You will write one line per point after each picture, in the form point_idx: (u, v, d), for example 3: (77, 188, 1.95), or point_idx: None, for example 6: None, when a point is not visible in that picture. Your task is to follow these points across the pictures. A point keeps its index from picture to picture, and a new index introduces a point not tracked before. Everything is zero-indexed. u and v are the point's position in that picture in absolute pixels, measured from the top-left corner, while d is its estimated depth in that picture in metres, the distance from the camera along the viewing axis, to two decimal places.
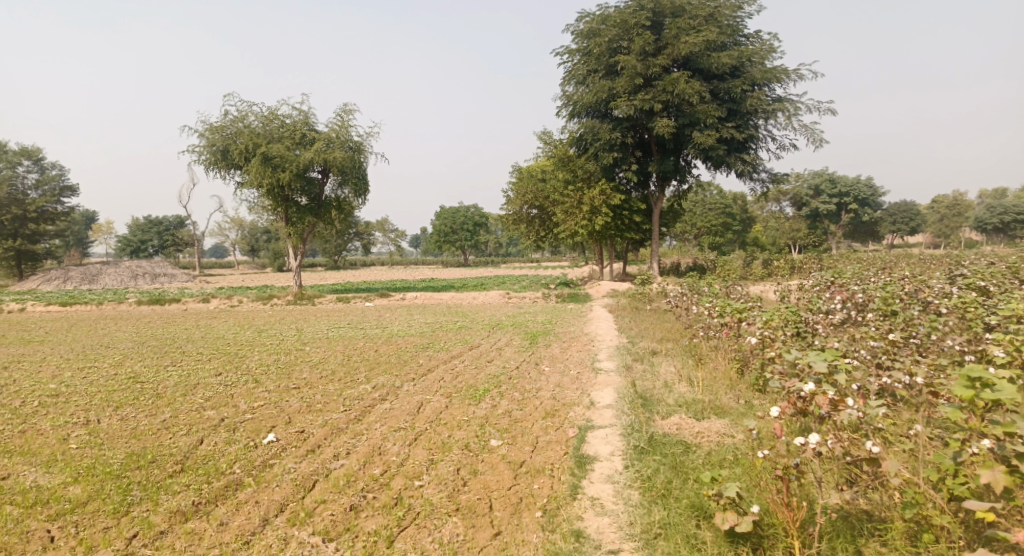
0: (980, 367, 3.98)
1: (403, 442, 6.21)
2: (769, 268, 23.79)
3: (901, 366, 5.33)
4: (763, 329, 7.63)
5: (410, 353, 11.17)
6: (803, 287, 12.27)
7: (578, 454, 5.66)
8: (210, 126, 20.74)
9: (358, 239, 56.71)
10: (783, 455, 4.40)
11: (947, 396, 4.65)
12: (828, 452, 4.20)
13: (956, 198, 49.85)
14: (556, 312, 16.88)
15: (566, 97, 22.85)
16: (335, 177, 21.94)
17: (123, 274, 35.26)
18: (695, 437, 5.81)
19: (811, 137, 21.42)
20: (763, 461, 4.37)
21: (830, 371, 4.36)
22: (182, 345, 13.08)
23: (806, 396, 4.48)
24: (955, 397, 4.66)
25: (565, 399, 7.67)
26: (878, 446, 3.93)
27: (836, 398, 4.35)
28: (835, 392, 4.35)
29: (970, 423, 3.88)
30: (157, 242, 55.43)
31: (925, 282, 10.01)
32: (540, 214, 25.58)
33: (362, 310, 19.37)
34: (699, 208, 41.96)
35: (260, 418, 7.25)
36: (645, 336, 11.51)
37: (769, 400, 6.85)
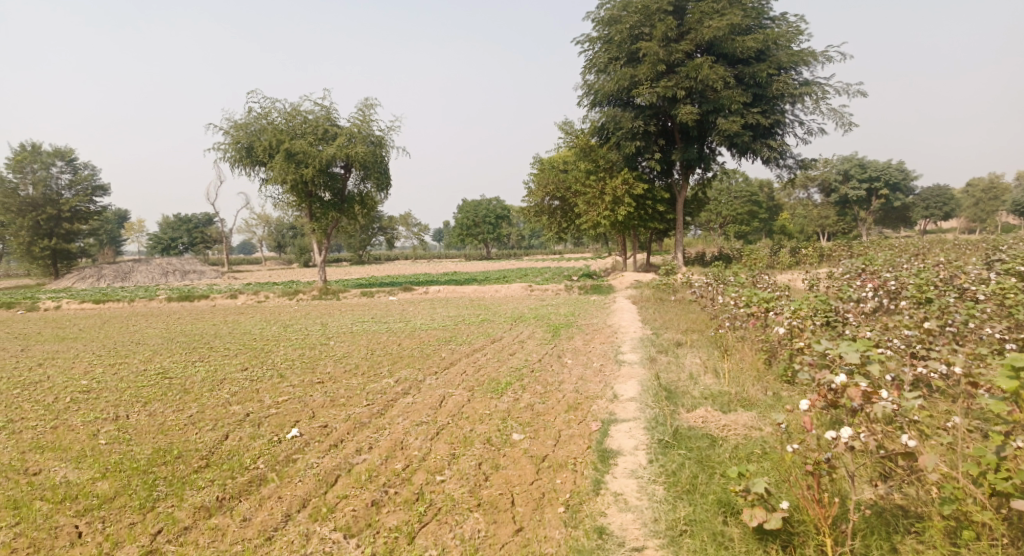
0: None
1: (425, 437, 6.18)
2: (797, 256, 23.37)
3: (937, 356, 5.14)
4: (791, 319, 7.45)
5: (433, 346, 11.16)
6: (832, 275, 12.01)
7: (602, 448, 5.57)
8: (234, 124, 20.94)
9: (382, 233, 57.07)
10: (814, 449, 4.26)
11: (987, 387, 4.47)
12: (861, 446, 4.05)
13: (992, 181, 48.48)
14: (579, 304, 16.75)
15: (587, 86, 22.61)
16: (358, 172, 22.02)
17: (153, 271, 35.91)
18: (721, 430, 5.68)
19: (840, 121, 20.93)
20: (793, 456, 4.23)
21: (863, 362, 4.19)
22: (210, 340, 13.25)
23: (837, 388, 4.33)
24: (995, 388, 4.48)
25: (588, 392, 7.58)
26: (914, 440, 3.77)
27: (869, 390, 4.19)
28: (868, 384, 4.19)
29: (1013, 416, 3.71)
30: (187, 239, 56.42)
31: (960, 267, 9.71)
32: (563, 205, 25.41)
33: (386, 304, 19.46)
34: (724, 196, 41.38)
35: (284, 412, 7.29)
36: (669, 327, 11.35)
37: (798, 391, 6.69)
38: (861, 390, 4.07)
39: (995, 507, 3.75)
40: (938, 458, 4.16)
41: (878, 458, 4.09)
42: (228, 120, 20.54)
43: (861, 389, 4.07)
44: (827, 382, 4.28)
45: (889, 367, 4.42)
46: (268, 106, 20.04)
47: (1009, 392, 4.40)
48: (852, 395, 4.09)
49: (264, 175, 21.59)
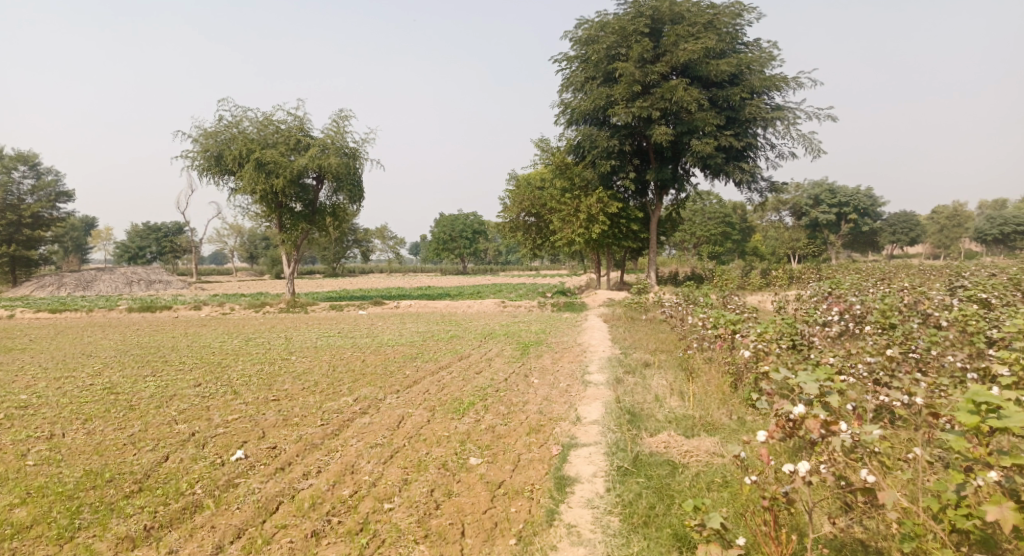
0: (987, 390, 3.68)
1: (378, 460, 5.92)
2: (767, 278, 23.55)
3: (900, 384, 5.03)
4: (756, 343, 7.34)
5: (398, 363, 10.89)
6: (801, 297, 12.01)
7: (559, 474, 5.36)
8: (204, 132, 20.54)
9: (357, 246, 56.55)
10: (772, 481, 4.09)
11: (948, 418, 4.36)
12: (820, 480, 3.88)
13: (956, 209, 49.78)
14: (551, 322, 16.58)
15: (564, 104, 22.62)
16: (330, 184, 21.68)
17: (117, 280, 34.96)
18: (683, 456, 5.52)
19: (811, 145, 21.21)
20: (750, 488, 4.04)
21: (821, 392, 4.03)
22: (166, 353, 12.81)
23: (797, 418, 4.16)
24: (957, 419, 4.36)
25: (551, 414, 7.38)
26: (874, 475, 3.62)
27: (829, 420, 4.03)
28: (829, 414, 4.04)
29: (975, 452, 3.58)
30: (155, 248, 55.29)
31: (925, 293, 9.76)
32: (537, 221, 25.31)
33: (355, 319, 19.10)
34: (698, 216, 41.78)
35: (232, 432, 6.98)
36: (638, 347, 11.22)
37: (762, 417, 6.56)
38: (820, 421, 3.90)
39: (956, 545, 3.62)
40: (900, 492, 4.01)
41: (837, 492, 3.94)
42: (197, 128, 20.14)
43: (820, 420, 3.91)
44: (785, 412, 4.11)
45: (847, 398, 4.27)
46: (238, 115, 19.69)
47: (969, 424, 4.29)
48: (811, 427, 3.92)
49: (233, 185, 21.16)
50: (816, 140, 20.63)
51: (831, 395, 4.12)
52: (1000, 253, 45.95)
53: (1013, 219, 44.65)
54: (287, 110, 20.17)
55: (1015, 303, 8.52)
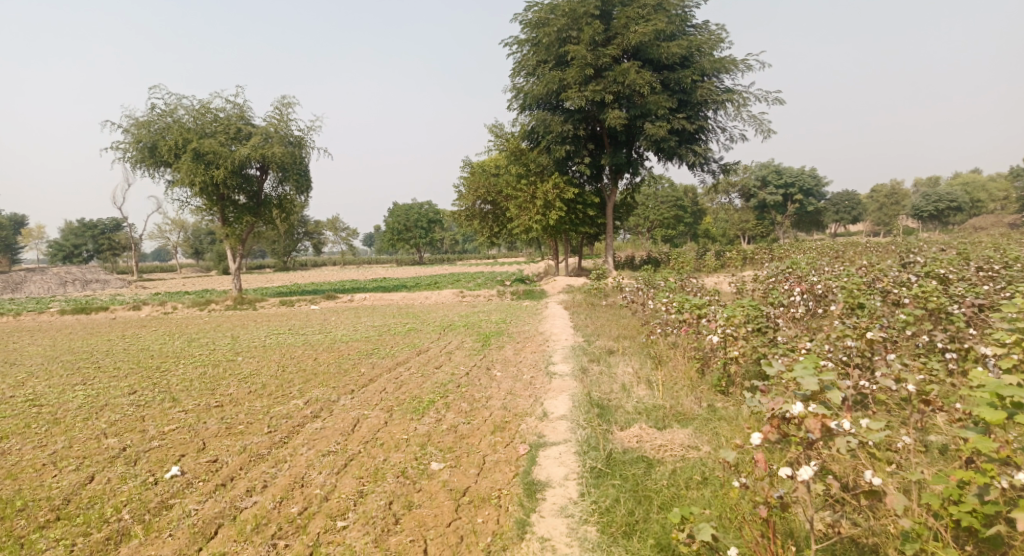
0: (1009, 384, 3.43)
1: (330, 470, 5.43)
2: (722, 259, 23.66)
3: (884, 369, 4.79)
4: (724, 327, 7.06)
5: (352, 361, 10.34)
6: (759, 277, 11.91)
7: (528, 479, 4.99)
8: (135, 122, 19.35)
9: (308, 239, 55.12)
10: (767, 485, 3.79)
11: (943, 405, 4.14)
12: (818, 483, 3.60)
13: (894, 187, 51.46)
14: (510, 310, 16.19)
15: (516, 88, 22.11)
16: (275, 174, 20.73)
17: (50, 281, 33.10)
18: (657, 451, 5.22)
19: (760, 127, 21.28)
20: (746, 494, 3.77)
21: (817, 387, 3.78)
22: (99, 359, 11.95)
23: (793, 417, 3.87)
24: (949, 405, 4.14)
25: (515, 409, 6.99)
26: (880, 478, 3.37)
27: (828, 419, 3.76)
28: (828, 412, 3.76)
29: (994, 451, 3.35)
30: (92, 246, 52.69)
31: (882, 269, 9.70)
32: (493, 209, 24.85)
33: (307, 314, 18.35)
34: (651, 200, 41.91)
35: (168, 445, 6.40)
36: (601, 334, 10.93)
37: (735, 405, 6.32)
38: (821, 420, 3.65)
39: (958, 543, 3.40)
40: (896, 487, 3.77)
41: (833, 493, 3.69)
42: (129, 117, 18.96)
43: (822, 419, 3.64)
44: (778, 410, 3.84)
45: (841, 388, 4.06)
46: (173, 103, 18.60)
47: (967, 412, 4.06)
48: (811, 427, 3.66)
49: (170, 177, 20.02)
50: (765, 122, 20.72)
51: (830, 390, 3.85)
52: (936, 229, 47.55)
53: (947, 196, 46.26)
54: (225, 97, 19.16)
55: (973, 277, 8.50)
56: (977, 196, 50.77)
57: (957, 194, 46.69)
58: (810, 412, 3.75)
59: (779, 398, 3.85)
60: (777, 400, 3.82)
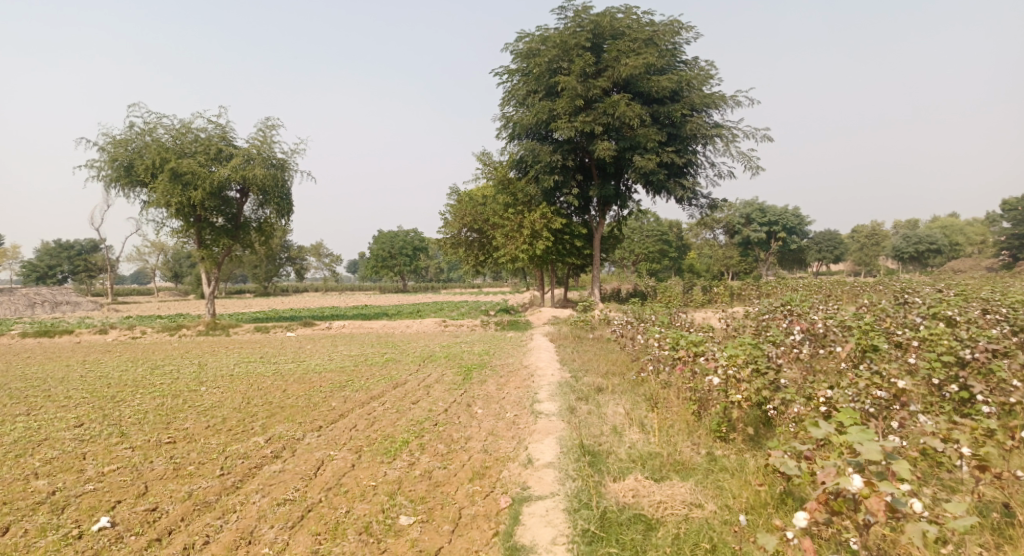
0: None
1: (283, 524, 4.75)
2: (709, 293, 23.24)
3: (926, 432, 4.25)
4: (726, 368, 6.45)
5: (323, 394, 9.66)
6: (752, 313, 11.38)
7: (509, 542, 4.39)
8: (112, 140, 18.75)
9: (290, 264, 54.27)
10: None
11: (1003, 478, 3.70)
12: None
13: (874, 228, 51.83)
14: (494, 342, 15.56)
15: (505, 118, 21.76)
16: (255, 196, 20.11)
17: (18, 302, 31.98)
18: (657, 509, 4.63)
19: (748, 163, 21.02)
20: None
21: (880, 458, 3.41)
22: (52, 386, 11.15)
23: (843, 494, 3.47)
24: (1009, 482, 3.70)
25: (497, 453, 6.34)
26: None
27: (889, 500, 3.40)
28: (889, 491, 3.40)
29: None
30: (67, 267, 51.65)
31: (884, 309, 9.21)
32: (479, 237, 24.34)
33: (282, 341, 17.58)
34: (636, 234, 41.71)
35: (105, 489, 5.69)
36: (589, 369, 10.32)
37: (736, 454, 5.76)
38: (884, 500, 3.33)
39: None
40: None
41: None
42: (105, 135, 18.35)
43: (884, 498, 3.36)
44: (831, 484, 3.46)
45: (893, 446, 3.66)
46: (151, 121, 18.02)
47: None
48: (872, 507, 3.37)
49: (146, 197, 19.36)
50: (754, 158, 20.44)
51: (890, 457, 3.52)
52: (916, 270, 47.84)
53: (926, 238, 46.58)
54: (206, 117, 18.60)
55: (981, 318, 8.02)
56: (956, 239, 51.28)
57: (937, 236, 47.06)
58: (868, 487, 3.43)
59: (831, 471, 3.51)
60: (830, 474, 3.48)
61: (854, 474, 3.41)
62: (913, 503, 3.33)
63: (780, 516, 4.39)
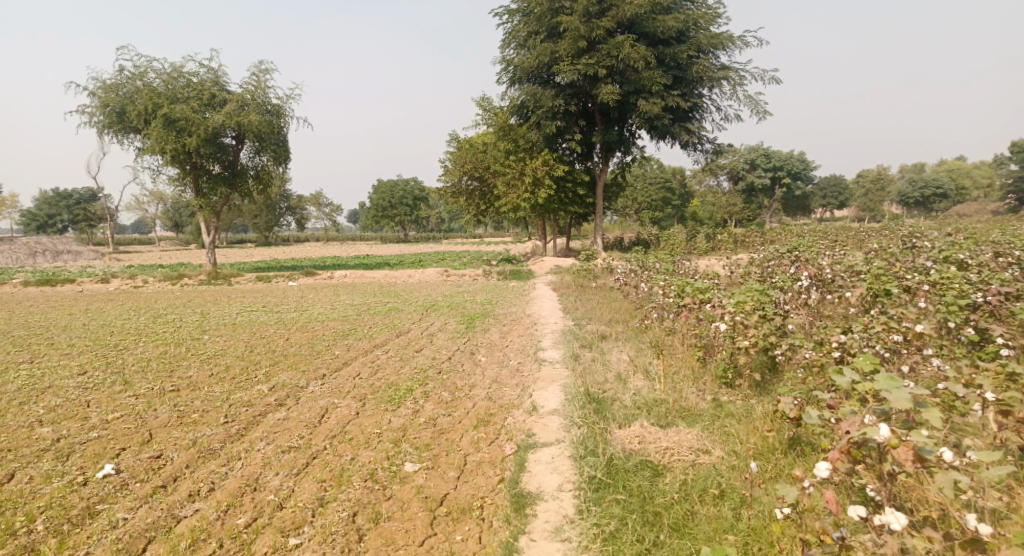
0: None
1: (289, 472, 4.73)
2: (713, 241, 23.02)
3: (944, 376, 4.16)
4: (733, 314, 6.34)
5: (326, 342, 9.63)
6: (758, 259, 11.22)
7: (515, 489, 4.37)
8: (103, 85, 18.31)
9: (290, 214, 53.96)
10: (828, 528, 3.32)
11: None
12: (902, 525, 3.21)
13: (879, 173, 51.21)
14: (496, 291, 15.49)
15: (505, 61, 21.15)
16: (252, 143, 19.74)
17: (19, 251, 31.89)
18: (663, 455, 4.60)
19: (755, 106, 20.50)
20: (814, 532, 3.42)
21: (910, 406, 3.33)
22: (55, 335, 11.15)
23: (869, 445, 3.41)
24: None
25: (501, 401, 6.31)
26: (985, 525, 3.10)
27: (916, 449, 3.33)
28: (918, 439, 3.32)
29: None
30: (67, 217, 51.43)
31: (894, 253, 9.05)
32: (480, 185, 24.02)
33: (284, 290, 17.54)
34: (639, 181, 41.22)
35: (109, 437, 5.67)
36: (592, 317, 10.26)
37: (743, 401, 5.71)
38: (912, 449, 3.29)
39: None
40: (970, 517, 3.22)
41: (891, 535, 3.23)
42: (95, 79, 17.90)
43: (913, 448, 3.29)
44: (857, 435, 3.41)
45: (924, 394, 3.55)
46: (141, 65, 17.54)
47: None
48: (900, 457, 3.30)
49: (141, 144, 19.02)
50: (760, 101, 19.92)
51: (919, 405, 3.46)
52: (921, 215, 47.42)
53: (932, 183, 46.00)
54: (198, 60, 18.09)
55: (993, 262, 7.87)
56: (962, 183, 50.61)
57: (942, 180, 46.52)
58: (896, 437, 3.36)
59: (857, 421, 3.44)
60: (856, 423, 3.42)
61: (881, 424, 3.36)
62: (943, 451, 3.28)
63: (789, 462, 4.34)
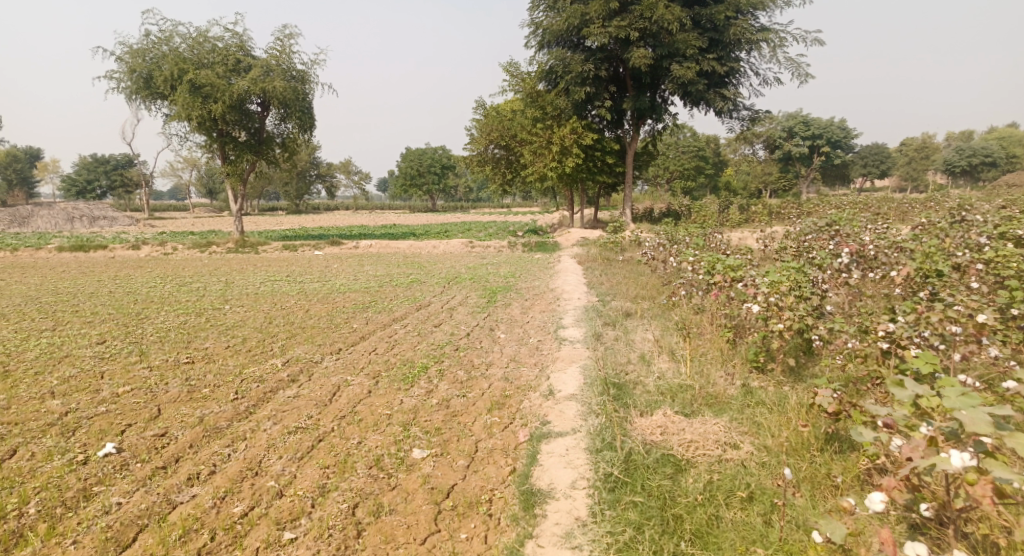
0: None
1: (292, 456, 4.53)
2: (747, 213, 22.25)
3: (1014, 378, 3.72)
4: (767, 295, 5.93)
5: (345, 315, 9.45)
6: (793, 233, 10.65)
7: (525, 486, 4.10)
8: (129, 49, 18.19)
9: (321, 181, 54.07)
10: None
11: None
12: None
13: (925, 141, 49.14)
14: (520, 263, 15.16)
15: (534, 23, 20.45)
16: (277, 110, 19.52)
17: (57, 216, 32.44)
18: (687, 450, 4.29)
19: (796, 71, 19.57)
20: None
21: (988, 431, 3.00)
22: (81, 302, 11.18)
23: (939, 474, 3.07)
24: None
25: (518, 382, 6.04)
26: None
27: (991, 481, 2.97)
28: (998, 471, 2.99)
29: None
30: (105, 182, 52.36)
31: (942, 228, 8.44)
32: (507, 154, 23.54)
33: (308, 259, 17.46)
34: (671, 150, 40.25)
35: (117, 411, 5.55)
36: (618, 293, 9.90)
37: (775, 389, 5.33)
38: (992, 483, 2.96)
39: None
40: None
41: None
42: (121, 44, 17.78)
43: (992, 481, 2.96)
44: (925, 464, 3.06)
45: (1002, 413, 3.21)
46: (167, 29, 17.36)
47: None
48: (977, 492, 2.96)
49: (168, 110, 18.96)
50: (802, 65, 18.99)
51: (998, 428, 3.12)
52: (967, 184, 45.46)
53: (981, 150, 43.95)
54: (223, 25, 17.82)
55: None
56: (1013, 151, 48.28)
57: (991, 148, 44.37)
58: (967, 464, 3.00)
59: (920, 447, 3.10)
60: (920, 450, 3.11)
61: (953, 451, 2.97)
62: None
63: (825, 461, 4.00)
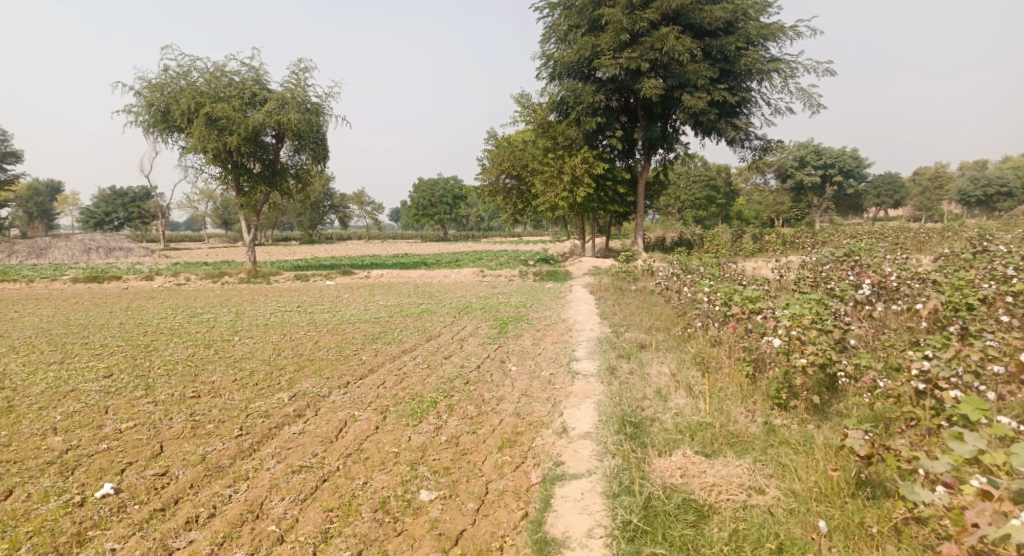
0: None
1: (294, 498, 4.35)
2: (761, 242, 21.99)
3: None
4: (788, 328, 5.71)
5: (353, 346, 9.31)
6: (810, 263, 10.40)
7: (538, 534, 3.89)
8: (148, 84, 18.46)
9: (333, 212, 54.43)
10: None
11: None
12: None
13: (939, 170, 48.69)
14: (531, 293, 14.98)
15: (546, 55, 20.60)
16: (291, 142, 19.68)
17: (74, 248, 32.80)
18: (709, 494, 4.06)
19: (807, 100, 19.50)
20: None
21: None
22: (91, 334, 11.11)
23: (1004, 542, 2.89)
24: None
25: (530, 418, 5.83)
26: None
27: None
28: None
29: None
30: (123, 214, 53.09)
31: (965, 258, 8.17)
32: (518, 184, 23.55)
33: (319, 290, 17.39)
34: (683, 179, 40.15)
35: (119, 448, 5.40)
36: (631, 324, 9.68)
37: (799, 427, 5.09)
38: None
39: None
40: None
41: None
42: (140, 79, 18.06)
43: None
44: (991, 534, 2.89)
45: None
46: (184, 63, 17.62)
47: None
48: None
49: (184, 142, 19.18)
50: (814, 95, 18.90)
51: None
52: (983, 214, 44.84)
53: (997, 180, 43.43)
54: (240, 59, 18.07)
55: None
56: None
57: (1008, 177, 43.83)
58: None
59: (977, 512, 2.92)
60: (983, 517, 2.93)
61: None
62: None
63: (858, 509, 3.77)
